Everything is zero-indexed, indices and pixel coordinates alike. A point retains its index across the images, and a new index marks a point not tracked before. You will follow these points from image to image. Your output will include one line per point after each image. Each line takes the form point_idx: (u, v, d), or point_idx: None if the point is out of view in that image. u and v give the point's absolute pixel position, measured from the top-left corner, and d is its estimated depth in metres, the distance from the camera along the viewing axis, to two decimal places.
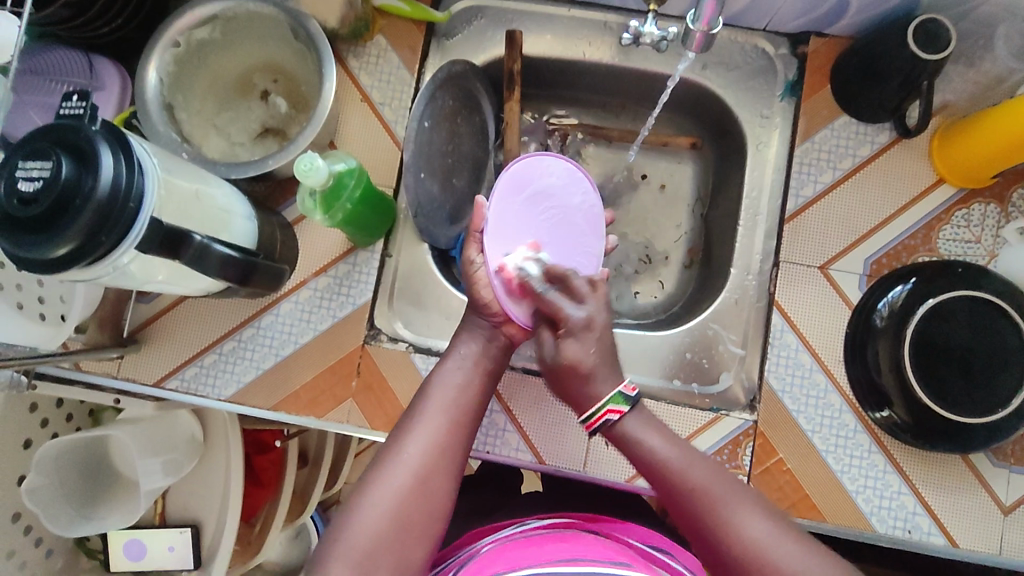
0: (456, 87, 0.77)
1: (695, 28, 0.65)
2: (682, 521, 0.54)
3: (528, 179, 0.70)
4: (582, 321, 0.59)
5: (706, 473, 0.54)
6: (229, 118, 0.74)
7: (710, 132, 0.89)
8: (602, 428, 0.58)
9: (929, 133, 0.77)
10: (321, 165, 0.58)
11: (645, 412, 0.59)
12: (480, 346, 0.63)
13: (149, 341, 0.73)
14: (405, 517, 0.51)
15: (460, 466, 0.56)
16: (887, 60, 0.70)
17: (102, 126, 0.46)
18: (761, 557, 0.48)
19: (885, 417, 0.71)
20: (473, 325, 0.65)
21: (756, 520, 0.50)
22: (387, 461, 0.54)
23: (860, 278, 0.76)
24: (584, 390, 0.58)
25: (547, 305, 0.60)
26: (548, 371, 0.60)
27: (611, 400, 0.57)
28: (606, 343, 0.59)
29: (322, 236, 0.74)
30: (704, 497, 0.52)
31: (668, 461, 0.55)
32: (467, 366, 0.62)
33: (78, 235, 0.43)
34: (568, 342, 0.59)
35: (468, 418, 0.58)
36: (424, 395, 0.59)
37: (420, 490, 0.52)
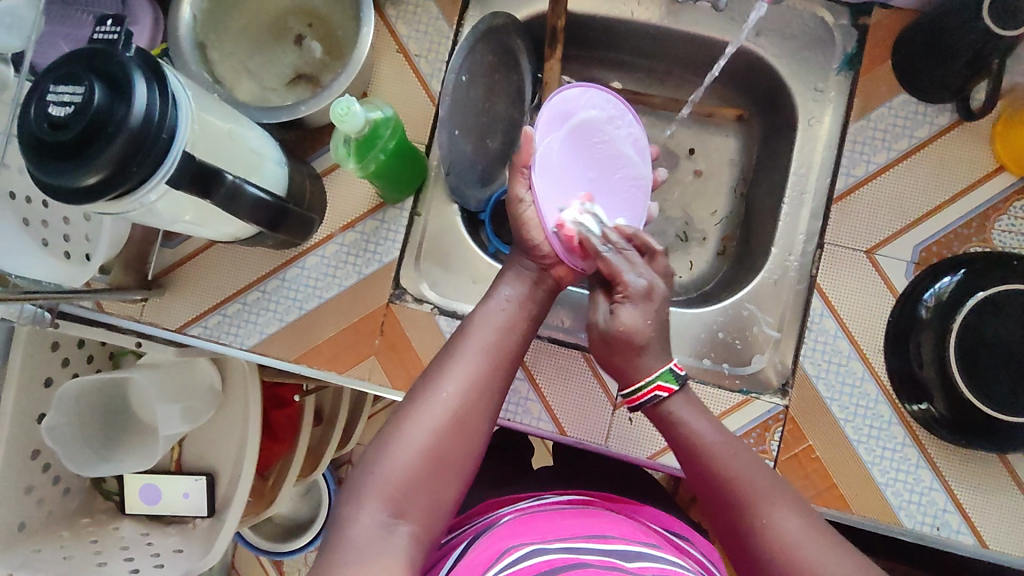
0: (496, 42, 0.74)
1: None
2: (716, 515, 0.54)
3: (574, 108, 0.65)
4: (642, 290, 0.56)
5: (747, 467, 0.53)
6: (261, 62, 0.71)
7: (757, 105, 0.86)
8: (646, 405, 0.57)
9: (992, 117, 0.73)
10: (357, 111, 0.56)
11: (691, 397, 0.58)
12: (528, 288, 0.62)
13: (174, 287, 0.71)
14: (440, 453, 0.51)
15: (495, 406, 0.55)
16: (957, 35, 0.65)
17: (136, 54, 0.44)
18: (795, 557, 0.49)
19: (923, 410, 0.68)
20: (515, 266, 0.63)
21: (794, 520, 0.50)
22: (422, 397, 0.53)
23: (907, 266, 0.72)
24: (635, 364, 0.56)
25: (607, 266, 0.57)
26: (598, 336, 0.58)
27: (660, 378, 0.56)
28: (661, 317, 0.57)
29: (352, 189, 0.72)
30: (745, 492, 0.52)
31: (710, 448, 0.55)
32: (511, 308, 0.60)
33: (109, 165, 0.42)
34: (626, 310, 0.56)
35: (505, 360, 0.57)
36: (463, 333, 0.58)
37: (456, 428, 0.52)
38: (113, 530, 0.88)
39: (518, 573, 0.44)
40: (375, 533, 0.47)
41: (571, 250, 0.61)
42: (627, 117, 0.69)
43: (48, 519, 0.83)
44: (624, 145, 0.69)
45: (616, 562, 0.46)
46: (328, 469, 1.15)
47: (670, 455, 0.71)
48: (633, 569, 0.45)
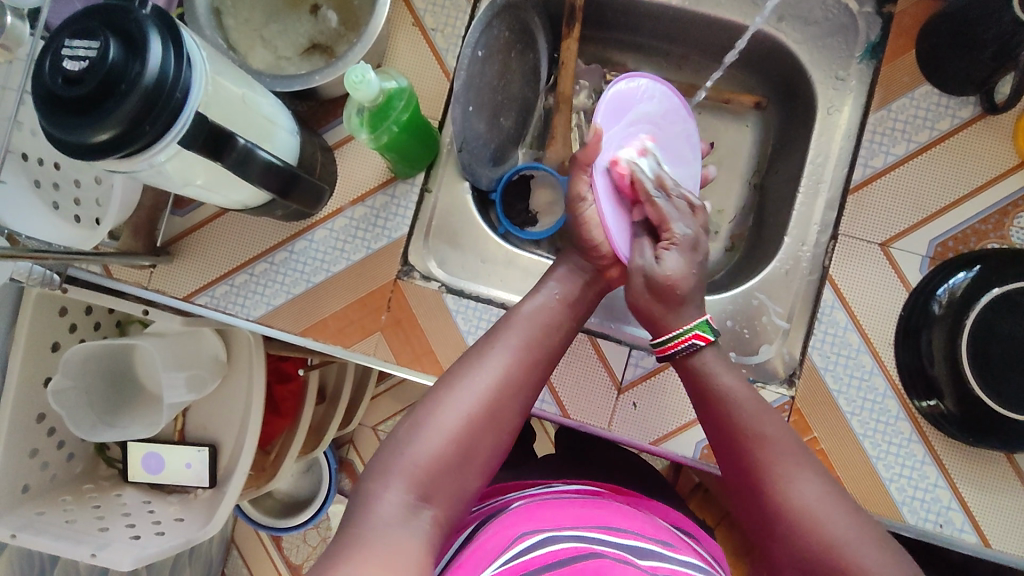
0: (513, 19, 0.73)
1: None
2: (732, 471, 0.53)
3: (637, 101, 0.65)
4: (688, 240, 0.59)
5: (773, 426, 0.53)
6: (276, 30, 0.70)
7: (776, 93, 0.84)
8: (677, 356, 0.58)
9: (1016, 112, 0.72)
10: (372, 79, 0.55)
11: (722, 353, 0.58)
12: (574, 288, 0.62)
13: (181, 255, 0.71)
14: (471, 443, 0.51)
15: (529, 403, 0.55)
16: (984, 26, 0.64)
17: (153, 13, 0.44)
18: (814, 523, 0.47)
19: (931, 406, 0.67)
20: (565, 264, 0.64)
21: (814, 487, 0.49)
22: (461, 383, 0.53)
23: (922, 260, 0.71)
24: (676, 312, 0.57)
25: (658, 210, 0.60)
26: (639, 284, 0.58)
27: (698, 327, 0.57)
28: (700, 272, 0.60)
29: (363, 163, 0.71)
30: (767, 449, 0.51)
31: (740, 403, 0.54)
32: (557, 304, 0.60)
33: (121, 122, 0.41)
34: (672, 256, 0.58)
35: (545, 357, 0.57)
36: (504, 326, 0.58)
37: (490, 420, 0.52)
38: (115, 497, 0.88)
39: (529, 562, 0.44)
40: (401, 513, 0.46)
41: (622, 190, 0.62)
42: (683, 113, 0.70)
43: (52, 483, 0.84)
44: (679, 141, 0.69)
45: (628, 556, 0.46)
46: (329, 447, 1.15)
47: (673, 442, 0.70)
48: (646, 567, 0.45)
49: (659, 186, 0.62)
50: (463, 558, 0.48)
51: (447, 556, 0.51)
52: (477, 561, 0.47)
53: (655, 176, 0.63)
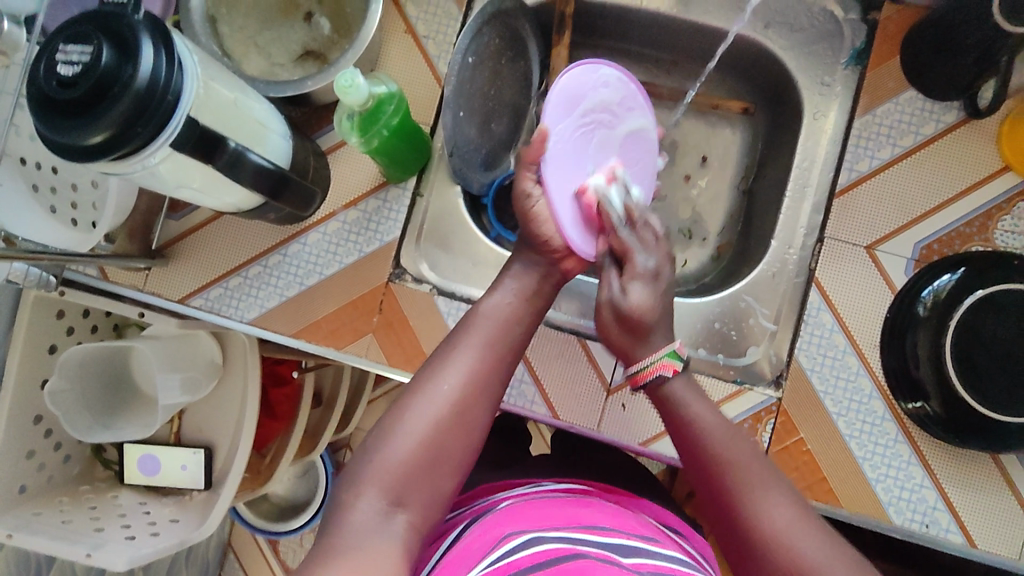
0: (504, 26, 0.74)
1: None
2: (707, 498, 0.54)
3: (584, 94, 0.64)
4: (651, 270, 0.59)
5: (745, 451, 0.54)
6: (270, 37, 0.71)
7: (765, 98, 0.86)
8: (647, 386, 0.58)
9: (1000, 116, 0.73)
10: (361, 84, 0.56)
11: (691, 380, 0.59)
12: (533, 283, 0.61)
13: (177, 257, 0.72)
14: (439, 446, 0.51)
15: (496, 398, 0.55)
16: (965, 31, 0.65)
17: (146, 18, 0.45)
18: (785, 543, 0.49)
19: (916, 408, 0.68)
20: (522, 259, 0.63)
21: (786, 510, 0.51)
22: (424, 387, 0.53)
23: (907, 263, 0.72)
24: (644, 343, 0.58)
25: (621, 243, 0.60)
26: (609, 316, 0.59)
27: (665, 356, 0.57)
28: (667, 296, 0.60)
29: (355, 167, 0.72)
30: (740, 474, 0.52)
31: (711, 432, 0.55)
32: (516, 297, 0.60)
33: (114, 125, 0.42)
34: (636, 287, 0.58)
35: (507, 351, 0.57)
36: (465, 325, 0.57)
37: (456, 422, 0.52)
38: (111, 498, 0.89)
39: (516, 562, 0.45)
40: (376, 519, 0.48)
41: (589, 216, 0.63)
42: (642, 106, 0.71)
43: (48, 484, 0.84)
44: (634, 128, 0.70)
45: (612, 556, 0.46)
46: (326, 451, 1.16)
47: (662, 443, 0.71)
48: (628, 565, 0.46)
49: (627, 215, 0.62)
50: (449, 559, 0.49)
51: (433, 557, 0.51)
52: (465, 562, 0.47)
53: (624, 208, 0.62)
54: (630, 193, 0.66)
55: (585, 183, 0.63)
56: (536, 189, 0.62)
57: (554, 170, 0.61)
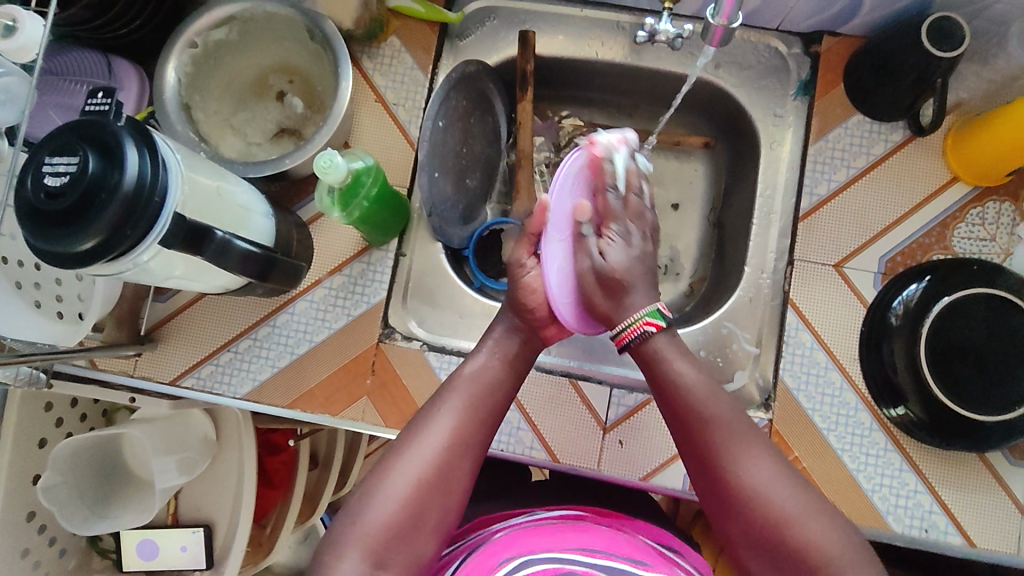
0: (470, 88, 0.78)
1: (715, 22, 0.62)
2: (687, 452, 0.55)
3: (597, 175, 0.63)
4: (624, 233, 0.62)
5: (721, 406, 0.54)
6: (245, 119, 0.75)
7: (723, 132, 0.89)
8: (633, 345, 0.59)
9: (943, 132, 0.78)
10: (339, 162, 0.58)
11: (675, 338, 0.59)
12: (513, 347, 0.62)
13: (165, 340, 0.73)
14: (418, 511, 0.51)
15: (478, 466, 0.55)
16: (902, 58, 0.70)
17: (127, 123, 0.47)
18: (763, 497, 0.49)
19: (900, 414, 0.70)
20: (505, 321, 0.64)
21: (764, 465, 0.51)
22: (406, 452, 0.53)
23: (875, 276, 0.76)
24: (624, 304, 0.59)
25: (604, 205, 0.62)
26: (589, 280, 0.60)
27: (647, 314, 0.58)
28: (646, 261, 0.62)
29: (338, 234, 0.74)
30: (718, 430, 0.53)
31: (690, 385, 0.55)
32: (497, 360, 0.61)
33: (104, 229, 0.44)
34: (615, 248, 0.61)
35: (490, 416, 0.57)
36: (449, 388, 0.58)
37: (436, 488, 0.52)
38: None
39: None
40: None
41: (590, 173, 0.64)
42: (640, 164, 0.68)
43: None
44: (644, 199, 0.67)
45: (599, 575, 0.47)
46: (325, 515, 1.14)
47: (661, 476, 0.72)
48: None
49: (625, 181, 0.63)
50: None
51: None
52: None
53: (625, 169, 0.63)
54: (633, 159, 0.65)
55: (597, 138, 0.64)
56: (531, 262, 0.64)
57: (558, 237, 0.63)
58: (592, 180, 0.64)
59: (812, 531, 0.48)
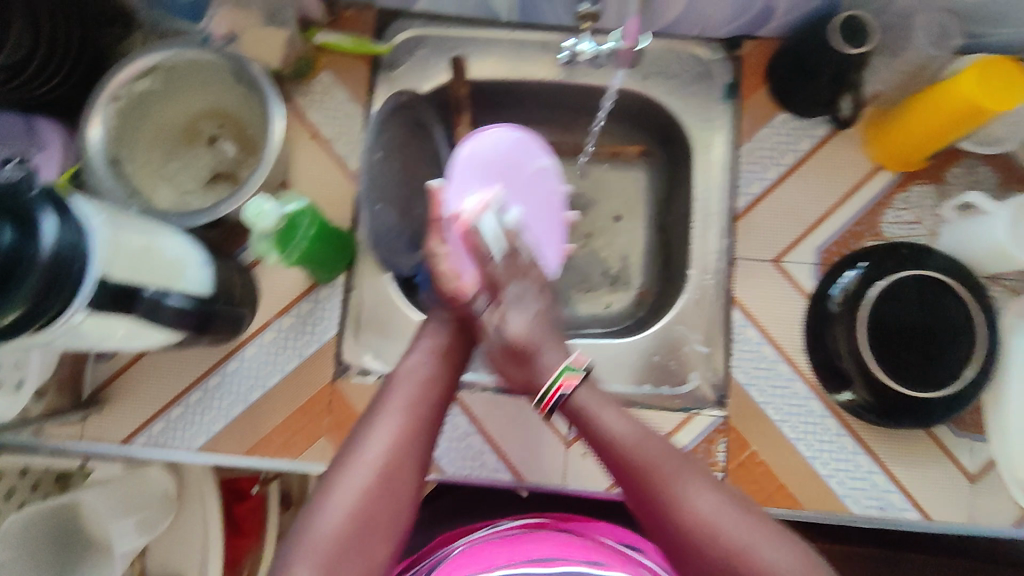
0: (406, 117, 0.78)
1: (621, 45, 0.66)
2: (634, 501, 0.55)
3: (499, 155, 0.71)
4: (519, 296, 0.62)
5: (655, 448, 0.56)
6: (176, 168, 0.75)
7: (658, 140, 0.91)
8: (561, 406, 0.59)
9: (863, 124, 0.81)
10: (269, 209, 0.59)
11: (600, 390, 0.60)
12: (446, 336, 0.64)
13: (113, 399, 0.72)
14: (370, 515, 0.51)
15: (424, 462, 0.55)
16: (816, 57, 0.73)
17: (42, 190, 0.46)
18: (713, 531, 0.51)
19: (849, 399, 0.73)
20: (435, 318, 0.65)
21: (707, 498, 0.53)
22: (351, 458, 0.53)
23: (813, 267, 0.78)
24: (534, 369, 0.59)
25: (491, 272, 0.62)
26: (496, 351, 0.61)
27: (564, 372, 0.58)
28: (546, 318, 0.62)
29: (282, 275, 0.74)
30: (656, 471, 0.54)
31: (625, 437, 0.56)
32: (432, 357, 0.61)
33: (27, 300, 0.43)
34: (513, 316, 0.61)
35: (432, 408, 0.58)
36: (387, 390, 0.58)
37: (383, 487, 0.52)
38: None
39: None
40: None
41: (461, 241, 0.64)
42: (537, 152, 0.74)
43: None
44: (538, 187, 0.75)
45: None
46: None
47: None
48: None
49: (500, 243, 0.63)
50: None
51: None
52: None
53: (500, 230, 0.64)
54: (506, 221, 0.66)
55: (459, 211, 0.65)
56: (441, 249, 0.65)
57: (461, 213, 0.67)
58: (471, 251, 0.63)
59: (767, 556, 0.49)
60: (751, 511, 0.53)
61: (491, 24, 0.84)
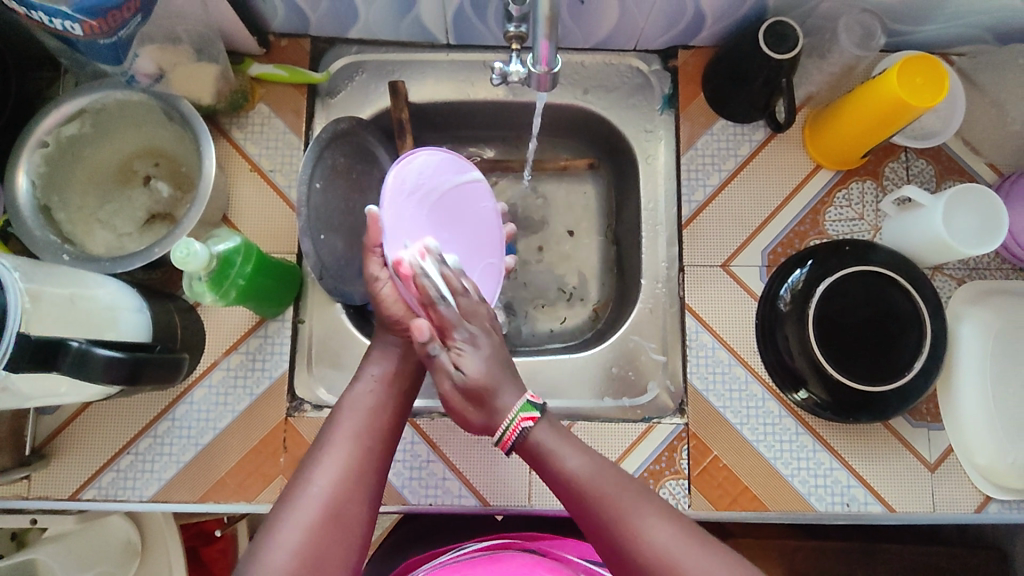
0: (347, 144, 0.76)
1: (536, 70, 0.63)
2: (591, 534, 0.54)
3: (427, 181, 0.65)
4: (473, 338, 0.55)
5: (613, 482, 0.54)
6: (112, 210, 0.72)
7: (604, 152, 0.92)
8: (518, 443, 0.56)
9: (800, 125, 0.83)
10: (199, 249, 0.56)
11: (554, 424, 0.58)
12: (394, 365, 0.62)
13: (59, 453, 0.69)
14: (318, 550, 0.49)
15: (375, 494, 0.55)
16: (745, 63, 0.74)
17: None
18: (669, 561, 0.50)
19: (804, 398, 0.73)
20: (381, 342, 0.64)
21: (662, 528, 0.52)
22: (297, 493, 0.52)
23: (760, 270, 0.79)
24: (494, 410, 0.55)
25: (438, 316, 0.55)
26: (454, 394, 0.55)
27: (522, 409, 0.55)
28: (502, 354, 0.56)
29: (228, 313, 0.72)
30: (613, 505, 0.53)
31: (580, 473, 0.55)
32: (379, 387, 0.61)
33: None
34: (466, 358, 0.55)
35: (380, 440, 0.57)
36: (333, 421, 0.57)
37: (333, 520, 0.51)
38: None
39: None
40: None
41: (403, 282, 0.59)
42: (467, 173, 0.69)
43: None
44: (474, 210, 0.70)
45: None
46: None
47: None
48: None
49: (447, 286, 0.57)
50: None
51: None
52: None
53: (443, 276, 0.57)
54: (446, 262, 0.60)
55: (399, 256, 0.60)
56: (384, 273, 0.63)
57: (399, 244, 0.62)
58: (414, 290, 0.58)
59: None
60: (706, 538, 0.52)
61: (429, 47, 0.84)
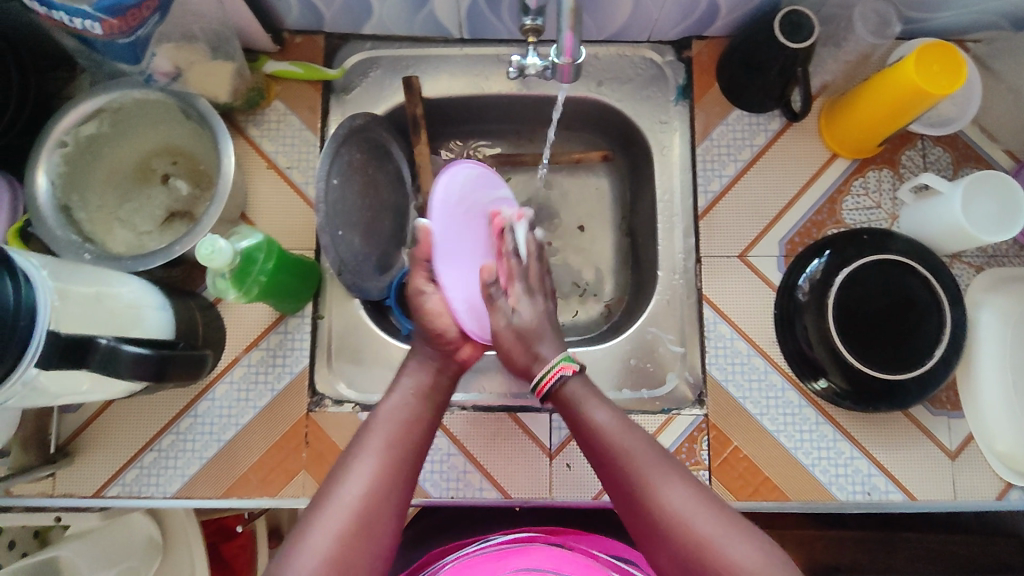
0: (362, 140, 0.75)
1: (560, 61, 0.62)
2: (611, 488, 0.55)
3: (467, 197, 0.66)
4: (530, 290, 0.65)
5: (636, 439, 0.56)
6: (131, 209, 0.73)
7: (618, 144, 0.92)
8: (550, 390, 0.60)
9: (816, 115, 0.82)
10: (223, 246, 0.56)
11: (588, 380, 0.60)
12: (426, 378, 0.63)
13: (83, 450, 0.70)
14: (344, 560, 0.49)
15: (404, 506, 0.54)
16: (761, 53, 0.74)
17: None
18: (684, 523, 0.51)
19: (824, 387, 0.73)
20: (417, 355, 0.65)
21: (679, 490, 0.52)
22: (328, 500, 0.52)
23: (777, 260, 0.79)
24: (538, 356, 0.61)
25: (511, 266, 0.66)
26: (508, 334, 0.62)
27: (562, 359, 0.60)
28: (552, 317, 0.66)
29: (248, 310, 0.73)
30: (634, 463, 0.54)
31: (604, 428, 0.56)
32: (412, 399, 0.61)
33: None
34: (523, 304, 0.64)
35: (412, 450, 0.57)
36: (366, 430, 0.57)
37: (361, 529, 0.51)
38: None
39: None
40: None
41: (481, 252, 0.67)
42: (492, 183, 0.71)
43: None
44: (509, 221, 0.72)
45: None
46: None
47: None
48: None
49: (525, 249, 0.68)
50: None
51: None
52: None
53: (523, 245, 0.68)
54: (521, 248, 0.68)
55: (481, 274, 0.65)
56: (429, 288, 0.65)
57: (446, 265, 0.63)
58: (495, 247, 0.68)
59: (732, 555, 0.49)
60: (724, 508, 0.52)
61: (443, 42, 0.84)
